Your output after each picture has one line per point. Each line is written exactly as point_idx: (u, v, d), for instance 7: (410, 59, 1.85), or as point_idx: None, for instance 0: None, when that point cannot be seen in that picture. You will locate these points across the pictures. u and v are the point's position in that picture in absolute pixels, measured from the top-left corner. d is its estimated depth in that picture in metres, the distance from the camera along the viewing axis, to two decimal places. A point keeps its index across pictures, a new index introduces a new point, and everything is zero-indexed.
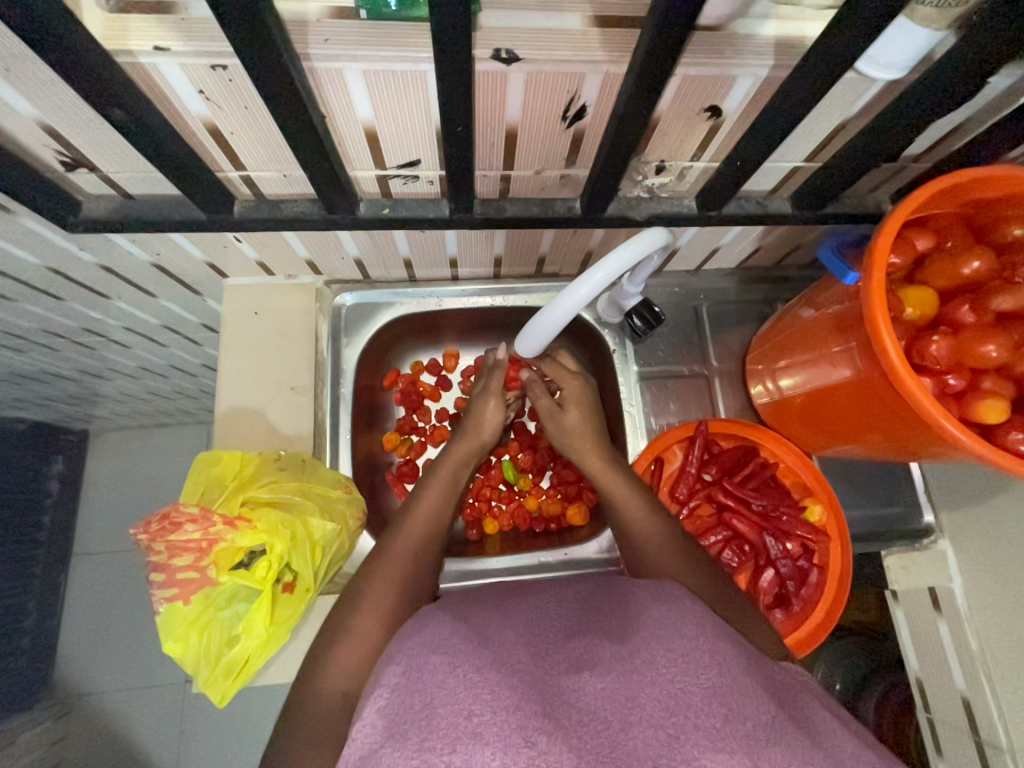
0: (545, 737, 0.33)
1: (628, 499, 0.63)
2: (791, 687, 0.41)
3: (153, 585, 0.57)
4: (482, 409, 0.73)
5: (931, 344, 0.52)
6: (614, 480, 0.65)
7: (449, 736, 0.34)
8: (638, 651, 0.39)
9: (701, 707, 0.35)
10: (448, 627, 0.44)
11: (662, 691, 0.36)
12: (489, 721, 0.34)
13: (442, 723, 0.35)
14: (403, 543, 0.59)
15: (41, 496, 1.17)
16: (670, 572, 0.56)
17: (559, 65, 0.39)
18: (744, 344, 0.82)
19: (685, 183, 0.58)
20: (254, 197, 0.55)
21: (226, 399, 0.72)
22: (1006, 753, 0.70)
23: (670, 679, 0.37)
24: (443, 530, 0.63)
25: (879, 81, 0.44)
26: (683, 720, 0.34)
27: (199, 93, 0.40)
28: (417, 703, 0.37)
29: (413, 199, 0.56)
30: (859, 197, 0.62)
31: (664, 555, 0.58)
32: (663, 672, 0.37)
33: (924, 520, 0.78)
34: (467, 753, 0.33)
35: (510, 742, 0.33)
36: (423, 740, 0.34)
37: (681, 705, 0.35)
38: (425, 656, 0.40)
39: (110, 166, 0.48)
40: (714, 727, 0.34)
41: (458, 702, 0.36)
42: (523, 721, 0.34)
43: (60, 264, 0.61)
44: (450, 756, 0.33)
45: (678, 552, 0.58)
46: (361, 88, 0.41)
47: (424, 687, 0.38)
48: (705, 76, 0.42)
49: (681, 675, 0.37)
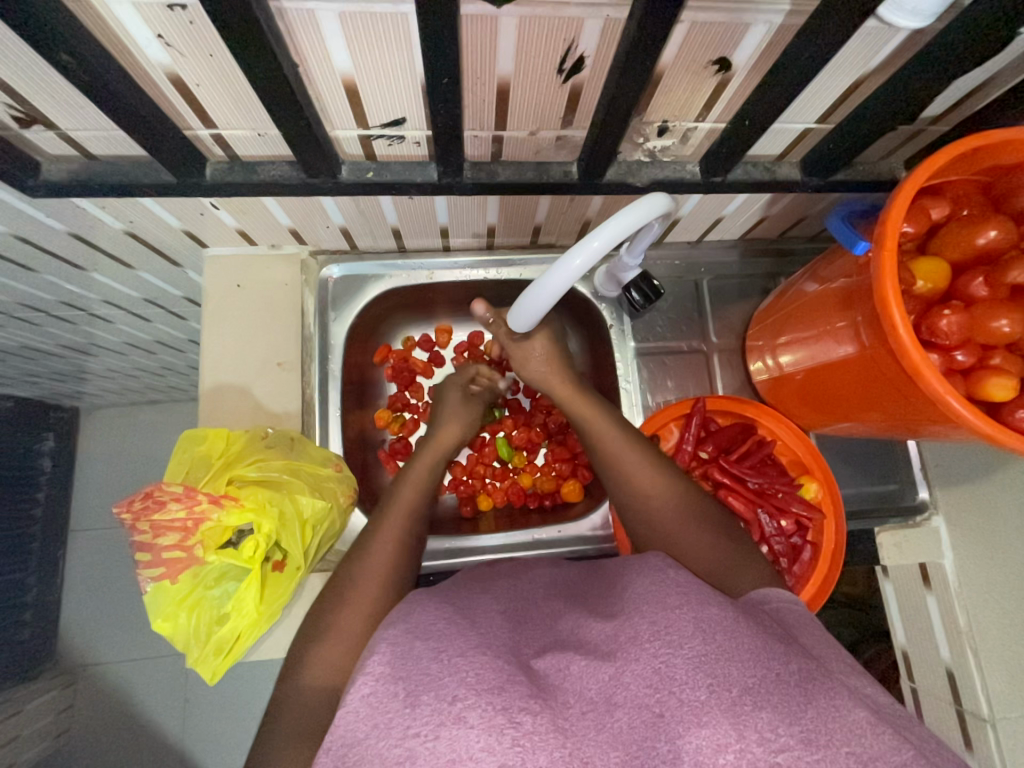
0: (530, 716, 0.32)
1: (629, 456, 0.59)
2: (788, 635, 0.39)
3: (138, 565, 0.55)
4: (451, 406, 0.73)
5: (941, 319, 0.50)
6: (609, 433, 0.61)
7: (432, 721, 0.32)
8: (621, 629, 0.37)
9: (686, 679, 0.33)
10: (434, 612, 0.42)
11: (646, 667, 0.34)
12: (474, 703, 0.33)
13: (425, 710, 0.33)
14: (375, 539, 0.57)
15: (35, 474, 1.16)
16: (663, 536, 0.54)
17: (555, 9, 0.36)
18: (745, 319, 0.79)
19: (688, 146, 0.55)
20: (228, 158, 0.51)
21: (209, 375, 0.69)
22: (987, 723, 0.69)
23: (653, 654, 0.34)
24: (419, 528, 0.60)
25: (903, 30, 0.41)
26: (667, 696, 0.32)
27: (157, 37, 0.37)
28: (401, 691, 0.34)
29: (399, 163, 0.53)
30: (872, 162, 0.59)
31: (660, 525, 0.55)
32: (647, 646, 0.35)
33: (920, 496, 0.77)
34: (451, 739, 0.31)
35: (495, 723, 0.32)
36: (407, 727, 0.32)
37: (665, 681, 0.33)
38: (410, 642, 0.38)
39: (67, 122, 0.45)
40: (698, 700, 0.32)
41: (442, 688, 0.34)
42: (508, 702, 0.33)
43: (28, 231, 0.58)
44: (433, 744, 0.31)
45: (673, 512, 0.55)
46: (337, 34, 0.37)
47: (409, 674, 0.35)
48: (715, 22, 0.39)
49: (663, 648, 0.34)
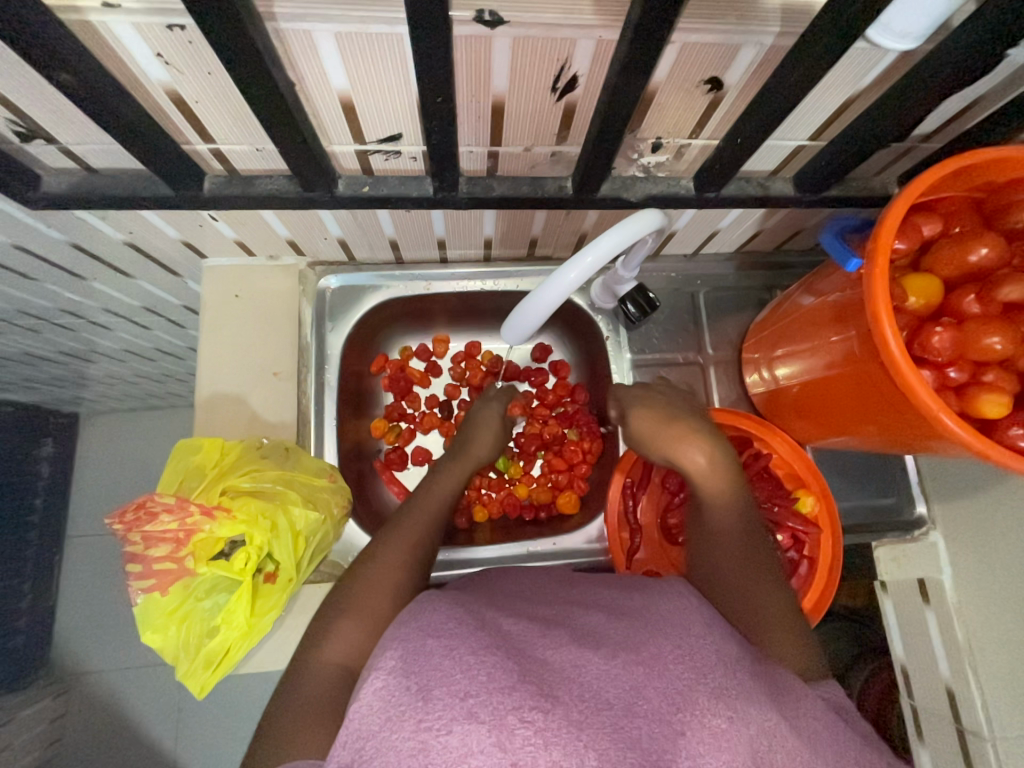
0: (541, 715, 0.32)
1: (727, 507, 0.53)
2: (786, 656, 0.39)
3: (127, 576, 0.55)
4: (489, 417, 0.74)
5: (933, 335, 0.50)
6: (716, 476, 0.55)
7: (444, 716, 0.32)
8: (645, 645, 0.37)
9: (707, 706, 0.33)
10: (446, 612, 0.41)
11: (669, 687, 0.34)
12: (485, 699, 0.32)
13: (438, 704, 0.33)
14: (384, 549, 0.54)
15: (32, 480, 1.16)
16: (723, 596, 0.49)
17: (547, 30, 0.37)
18: (741, 331, 0.79)
19: (682, 162, 0.55)
20: (226, 173, 0.52)
21: (205, 384, 0.69)
22: (987, 741, 0.68)
23: (679, 675, 0.35)
24: (433, 535, 0.58)
25: (892, 52, 0.41)
26: (689, 716, 0.33)
27: (156, 56, 0.37)
28: (413, 685, 0.34)
29: (395, 176, 0.53)
30: (866, 178, 0.59)
31: (725, 585, 0.49)
32: (672, 668, 0.35)
33: (916, 513, 0.77)
34: (464, 734, 0.31)
35: (505, 721, 0.31)
36: (419, 721, 0.32)
37: (687, 702, 0.33)
38: (422, 639, 0.37)
39: (67, 137, 0.45)
40: (719, 726, 0.32)
41: (454, 684, 0.33)
42: (519, 702, 0.32)
43: (28, 242, 0.58)
44: (445, 738, 0.31)
45: (746, 576, 0.49)
46: (332, 53, 0.38)
47: (422, 669, 0.35)
48: (707, 43, 0.39)
49: (689, 673, 0.35)
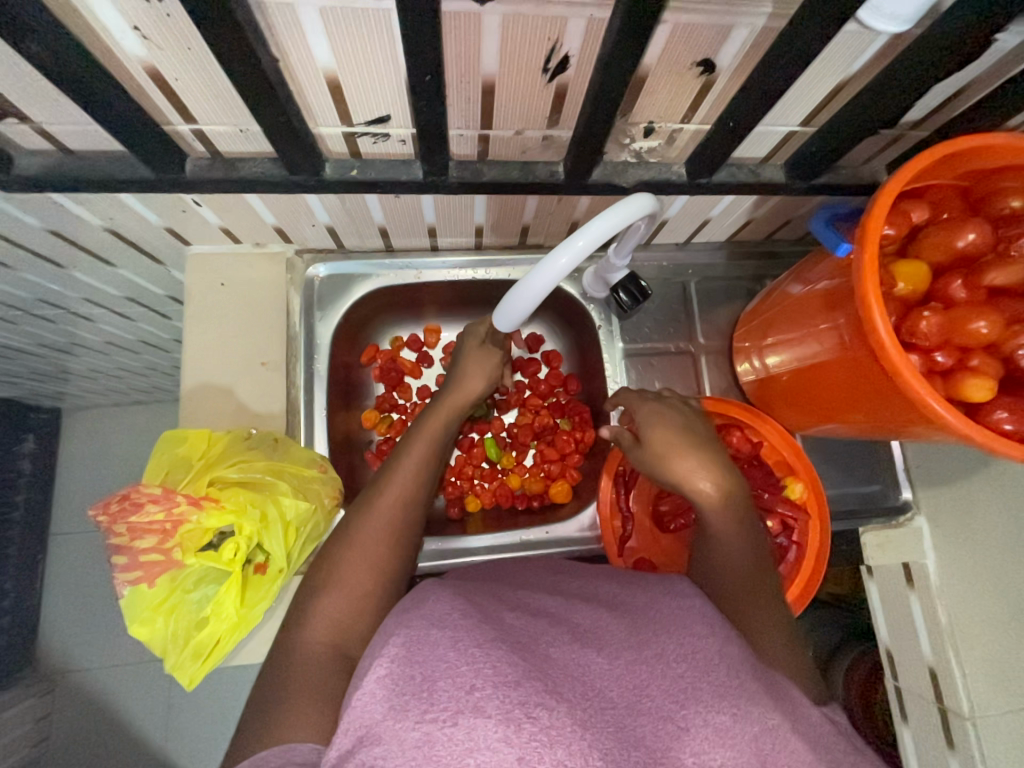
0: (547, 711, 0.31)
1: (736, 539, 0.51)
2: None
3: (114, 568, 0.54)
4: (470, 357, 0.70)
5: (920, 320, 0.50)
6: (722, 503, 0.52)
7: (450, 707, 0.32)
8: (649, 643, 0.37)
9: (711, 702, 0.33)
10: (449, 602, 0.41)
11: (672, 684, 0.34)
12: (492, 693, 0.32)
13: (444, 695, 0.32)
14: (362, 532, 0.53)
15: (13, 476, 1.14)
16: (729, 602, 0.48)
17: (536, 8, 0.36)
18: (732, 321, 0.80)
19: (674, 147, 0.55)
20: (208, 155, 0.51)
21: (191, 374, 0.68)
22: (967, 719, 0.69)
23: (680, 673, 0.35)
24: (415, 514, 0.57)
25: (882, 34, 0.41)
26: (692, 712, 0.33)
27: (133, 30, 0.36)
28: (417, 674, 0.34)
29: (383, 161, 0.53)
30: (855, 166, 0.60)
31: (734, 592, 0.48)
32: (674, 666, 0.35)
33: (903, 497, 0.78)
34: (471, 727, 0.31)
35: (513, 716, 0.31)
36: (424, 711, 0.32)
37: (691, 698, 0.34)
38: (426, 628, 0.37)
39: (42, 115, 0.44)
40: (723, 723, 0.32)
41: (459, 676, 0.33)
42: (526, 696, 0.32)
43: (4, 228, 0.57)
44: (452, 730, 0.31)
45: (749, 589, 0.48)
46: (318, 29, 0.37)
47: (427, 658, 0.35)
48: (699, 23, 0.39)
49: (691, 671, 0.35)
